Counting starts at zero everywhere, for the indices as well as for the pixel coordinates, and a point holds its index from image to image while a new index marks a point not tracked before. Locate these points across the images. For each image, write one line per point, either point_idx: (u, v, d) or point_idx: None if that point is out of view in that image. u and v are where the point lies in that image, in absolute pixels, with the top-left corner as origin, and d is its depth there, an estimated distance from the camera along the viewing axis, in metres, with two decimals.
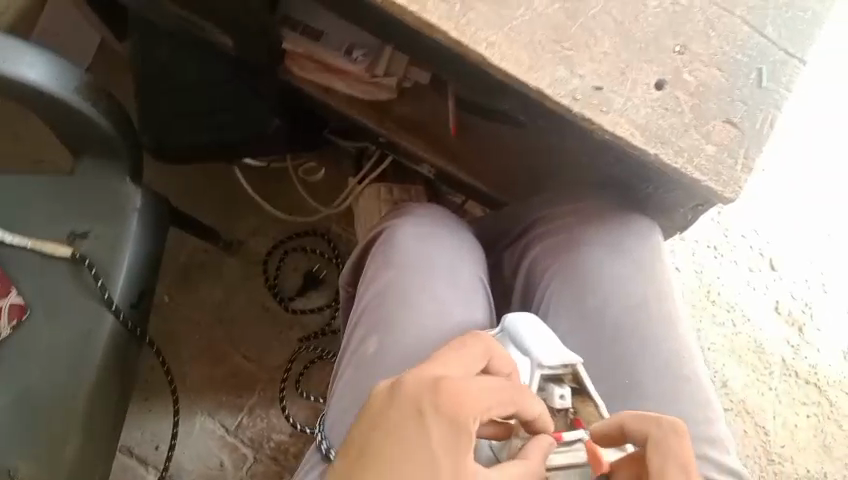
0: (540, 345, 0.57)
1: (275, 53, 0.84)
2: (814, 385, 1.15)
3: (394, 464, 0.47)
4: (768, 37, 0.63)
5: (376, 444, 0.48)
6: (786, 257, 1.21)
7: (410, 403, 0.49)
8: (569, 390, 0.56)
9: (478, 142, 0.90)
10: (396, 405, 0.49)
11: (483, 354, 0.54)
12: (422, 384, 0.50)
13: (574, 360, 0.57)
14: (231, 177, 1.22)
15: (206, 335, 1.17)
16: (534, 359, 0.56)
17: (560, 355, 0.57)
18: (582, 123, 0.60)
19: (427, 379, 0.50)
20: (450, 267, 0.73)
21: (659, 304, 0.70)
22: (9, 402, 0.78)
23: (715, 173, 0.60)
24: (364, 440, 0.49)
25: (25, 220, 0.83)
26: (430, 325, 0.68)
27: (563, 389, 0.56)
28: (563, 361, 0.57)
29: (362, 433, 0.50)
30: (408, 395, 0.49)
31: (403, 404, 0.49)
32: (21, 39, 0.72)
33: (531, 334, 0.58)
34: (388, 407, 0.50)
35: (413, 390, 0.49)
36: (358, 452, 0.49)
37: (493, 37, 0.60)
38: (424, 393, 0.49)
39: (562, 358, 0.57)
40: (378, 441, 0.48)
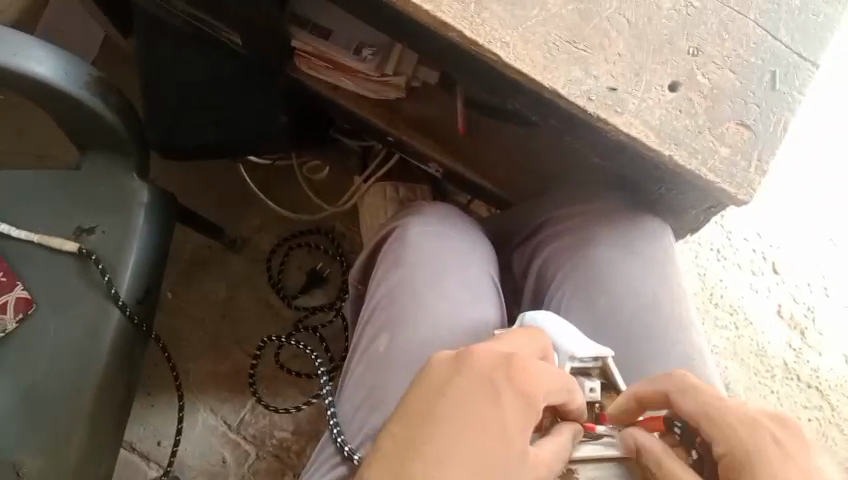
0: (571, 336, 0.58)
1: (284, 49, 0.84)
2: (816, 389, 1.16)
3: (462, 429, 0.47)
4: (781, 40, 0.63)
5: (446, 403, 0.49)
6: (789, 260, 1.21)
7: (482, 373, 0.50)
8: (599, 384, 0.56)
9: (486, 142, 0.90)
10: (467, 373, 0.50)
11: (544, 350, 0.54)
12: (493, 359, 0.50)
13: (606, 354, 0.57)
14: (235, 174, 1.22)
15: (210, 331, 1.17)
16: (564, 352, 0.56)
17: (591, 348, 0.57)
18: (596, 123, 0.60)
19: (498, 354, 0.51)
20: (461, 264, 0.73)
21: (669, 306, 0.70)
22: (16, 395, 0.78)
23: (728, 175, 0.60)
24: (431, 401, 0.49)
25: (33, 214, 0.83)
26: (443, 322, 0.68)
27: (593, 383, 0.56)
28: (595, 353, 0.57)
29: (428, 394, 0.49)
30: (480, 367, 0.50)
31: (473, 375, 0.49)
32: (31, 36, 0.73)
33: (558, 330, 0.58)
34: (457, 374, 0.50)
35: (486, 362, 0.50)
36: (423, 410, 0.49)
37: (508, 37, 0.60)
38: (497, 367, 0.50)
39: (594, 351, 0.57)
40: (448, 402, 0.49)
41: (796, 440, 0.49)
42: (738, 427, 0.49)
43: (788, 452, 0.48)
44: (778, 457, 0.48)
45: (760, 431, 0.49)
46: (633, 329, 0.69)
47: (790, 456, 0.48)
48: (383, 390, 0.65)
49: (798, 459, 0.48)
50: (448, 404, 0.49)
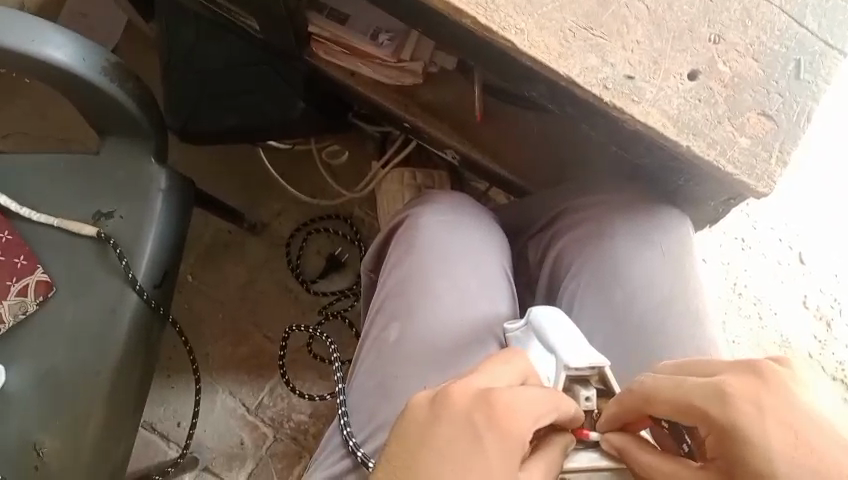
0: (567, 348, 0.56)
1: (300, 35, 0.84)
2: (841, 381, 1.14)
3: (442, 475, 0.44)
4: (808, 28, 0.61)
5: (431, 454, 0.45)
6: (816, 251, 1.19)
7: (463, 416, 0.46)
8: (596, 393, 0.54)
9: (504, 129, 0.89)
10: (448, 416, 0.46)
11: (525, 374, 0.51)
12: (470, 396, 0.47)
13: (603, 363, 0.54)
14: (255, 159, 1.22)
15: (229, 315, 1.18)
16: (560, 361, 0.55)
17: (588, 357, 0.54)
18: (612, 112, 0.59)
19: (475, 391, 0.48)
20: (473, 254, 0.72)
21: (686, 299, 0.69)
22: (36, 377, 0.79)
23: (748, 167, 0.59)
24: (416, 450, 0.46)
25: (52, 198, 0.84)
26: (454, 314, 0.68)
27: (589, 392, 0.54)
28: (591, 363, 0.54)
29: (411, 444, 0.46)
30: (460, 408, 0.47)
31: (453, 417, 0.46)
32: (51, 22, 0.73)
33: (558, 338, 0.58)
34: (436, 421, 0.46)
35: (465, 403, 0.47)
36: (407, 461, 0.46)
37: (523, 23, 0.59)
38: (475, 406, 0.47)
39: (590, 362, 0.54)
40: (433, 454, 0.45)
41: (773, 390, 0.46)
42: (707, 405, 0.47)
43: (769, 409, 0.46)
44: (756, 419, 0.45)
45: (731, 398, 0.46)
46: (647, 323, 0.68)
47: (770, 412, 0.45)
48: (392, 380, 0.65)
49: (782, 414, 0.45)
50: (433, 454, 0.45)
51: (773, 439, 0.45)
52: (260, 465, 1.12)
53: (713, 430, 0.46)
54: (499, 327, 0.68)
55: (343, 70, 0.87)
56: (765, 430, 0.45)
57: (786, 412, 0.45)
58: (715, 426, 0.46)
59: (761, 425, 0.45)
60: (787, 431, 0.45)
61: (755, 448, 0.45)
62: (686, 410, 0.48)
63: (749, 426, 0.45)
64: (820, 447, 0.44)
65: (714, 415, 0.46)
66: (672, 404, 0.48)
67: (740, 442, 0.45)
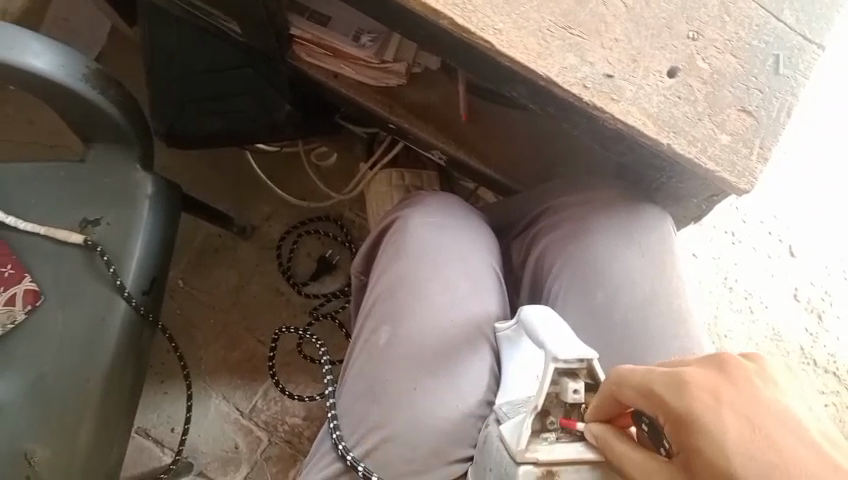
0: (556, 341, 0.54)
1: (283, 38, 0.83)
2: (833, 374, 1.14)
3: None
4: (786, 22, 0.61)
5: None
6: (806, 243, 1.19)
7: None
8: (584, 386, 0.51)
9: (489, 128, 0.89)
10: None
11: None
12: None
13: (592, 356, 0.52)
14: (243, 163, 1.22)
15: (221, 319, 1.17)
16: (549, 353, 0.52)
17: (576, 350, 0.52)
18: (593, 111, 0.59)
19: None
20: (463, 255, 0.72)
21: (669, 297, 0.69)
22: (23, 386, 0.78)
23: (729, 163, 0.59)
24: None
25: (38, 207, 0.84)
26: (445, 317, 0.67)
27: (578, 384, 0.51)
28: (580, 355, 0.52)
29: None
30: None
31: None
32: (30, 30, 0.72)
33: (547, 332, 0.56)
34: None
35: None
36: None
37: (501, 24, 0.58)
38: None
39: (579, 354, 0.52)
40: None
41: (737, 386, 0.45)
42: (666, 392, 0.45)
43: (728, 401, 0.44)
44: (714, 409, 0.44)
45: (690, 388, 0.45)
46: (631, 323, 0.67)
47: (728, 404, 0.44)
48: (383, 384, 0.65)
49: (744, 409, 0.44)
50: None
51: (730, 430, 0.43)
52: (255, 468, 1.11)
53: (670, 420, 0.45)
54: (488, 328, 0.68)
55: (327, 73, 0.87)
56: (723, 419, 0.43)
57: (745, 405, 0.44)
58: (673, 415, 0.45)
59: (718, 416, 0.43)
60: (745, 424, 0.43)
61: (711, 437, 0.43)
62: (647, 397, 0.46)
63: (708, 414, 0.44)
64: (779, 442, 0.42)
65: (673, 404, 0.45)
66: (637, 391, 0.47)
67: (696, 433, 0.43)
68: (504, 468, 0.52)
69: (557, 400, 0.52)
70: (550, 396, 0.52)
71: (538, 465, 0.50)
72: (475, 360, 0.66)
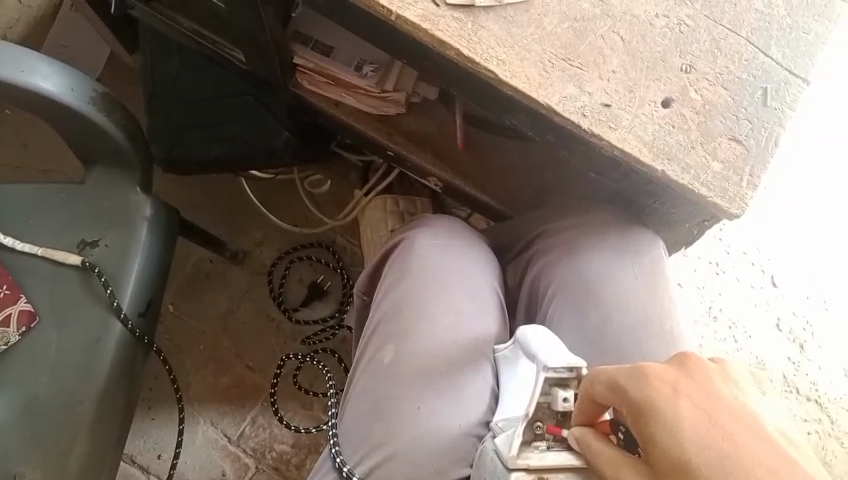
0: (548, 352, 0.59)
1: (286, 67, 0.86)
2: (815, 402, 1.17)
3: None
4: (773, 57, 0.65)
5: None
6: (788, 274, 1.22)
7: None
8: (573, 394, 0.57)
9: (484, 156, 0.91)
10: None
11: None
12: None
13: (580, 365, 0.57)
14: (236, 189, 1.24)
15: (211, 344, 1.18)
16: (540, 362, 0.57)
17: (566, 359, 0.57)
18: (591, 139, 0.61)
19: None
20: (466, 277, 0.73)
21: (662, 319, 0.71)
22: (16, 407, 0.78)
23: (720, 190, 0.61)
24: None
25: (36, 228, 0.84)
26: (449, 338, 0.69)
27: (567, 393, 0.57)
28: (568, 364, 0.57)
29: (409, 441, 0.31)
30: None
31: None
32: (39, 53, 0.74)
33: (538, 344, 0.61)
34: None
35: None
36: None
37: (504, 55, 0.61)
38: None
39: (567, 362, 0.57)
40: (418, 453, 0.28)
41: (697, 383, 0.49)
42: (626, 384, 0.49)
43: (686, 393, 0.48)
44: (671, 399, 0.47)
45: (651, 380, 0.49)
46: (623, 345, 0.69)
47: (686, 395, 0.48)
48: (387, 401, 0.66)
49: (700, 401, 0.48)
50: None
51: (686, 419, 0.46)
52: None
53: (632, 409, 0.49)
54: (490, 348, 0.69)
55: (328, 101, 0.89)
56: (679, 409, 0.47)
57: (700, 397, 0.48)
58: (633, 405, 0.49)
59: (674, 405, 0.47)
60: (701, 415, 0.47)
61: (667, 425, 0.46)
62: (611, 389, 0.50)
63: (665, 403, 0.47)
64: (732, 432, 0.46)
65: (633, 394, 0.49)
66: (605, 387, 0.51)
67: (654, 420, 0.47)
68: (497, 475, 0.57)
69: (549, 411, 0.57)
70: (542, 406, 0.57)
71: (529, 471, 0.55)
72: (476, 379, 0.68)
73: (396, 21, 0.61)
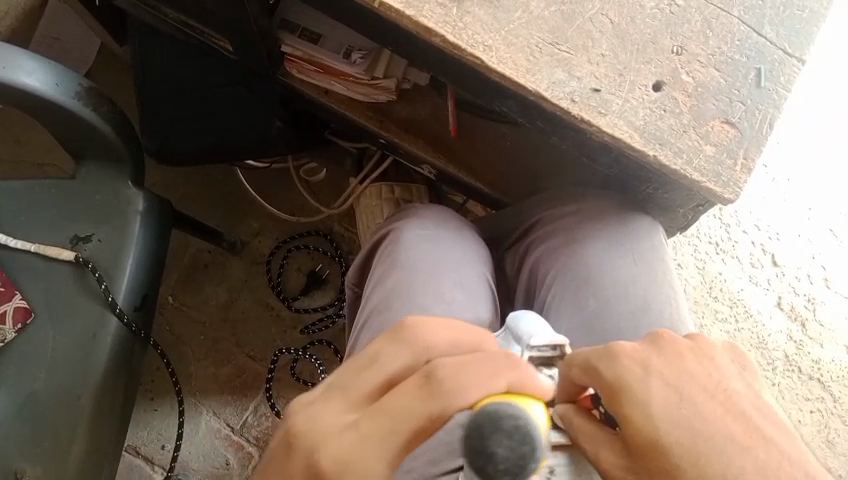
0: (532, 328, 0.56)
1: (273, 56, 0.85)
2: (817, 380, 1.17)
3: (469, 370, 0.43)
4: (766, 37, 0.63)
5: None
6: (790, 252, 1.21)
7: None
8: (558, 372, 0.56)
9: (478, 141, 0.90)
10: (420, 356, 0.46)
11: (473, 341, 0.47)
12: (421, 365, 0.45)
13: (563, 342, 0.56)
14: (232, 179, 1.23)
15: (212, 334, 1.18)
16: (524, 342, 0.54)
17: (549, 337, 0.55)
18: (580, 125, 0.60)
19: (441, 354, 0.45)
20: (455, 268, 0.73)
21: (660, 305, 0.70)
22: (15, 403, 0.78)
23: (713, 174, 0.60)
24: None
25: (28, 225, 0.83)
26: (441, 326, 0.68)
27: (552, 371, 0.55)
28: (552, 343, 0.55)
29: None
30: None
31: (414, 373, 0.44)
32: (22, 48, 0.72)
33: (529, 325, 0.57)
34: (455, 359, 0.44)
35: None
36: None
37: (490, 41, 0.60)
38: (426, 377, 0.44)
39: (551, 341, 0.55)
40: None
41: (667, 360, 0.52)
42: (600, 365, 0.51)
43: (656, 371, 0.51)
44: (643, 379, 0.50)
45: (622, 359, 0.51)
46: (621, 330, 0.68)
47: (656, 374, 0.51)
48: None
49: (670, 379, 0.51)
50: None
51: (658, 397, 0.50)
52: None
53: (604, 390, 0.51)
54: None
55: (318, 89, 0.88)
56: (651, 388, 0.50)
57: (670, 376, 0.51)
58: (607, 384, 0.50)
59: (647, 386, 0.50)
60: (670, 392, 0.50)
61: (641, 403, 0.49)
62: (583, 369, 0.51)
63: (636, 383, 0.50)
64: (701, 410, 0.49)
65: (607, 375, 0.51)
66: (578, 367, 0.52)
67: (627, 400, 0.50)
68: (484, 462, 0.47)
69: None
70: None
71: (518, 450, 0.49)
72: None
73: (379, 7, 0.60)
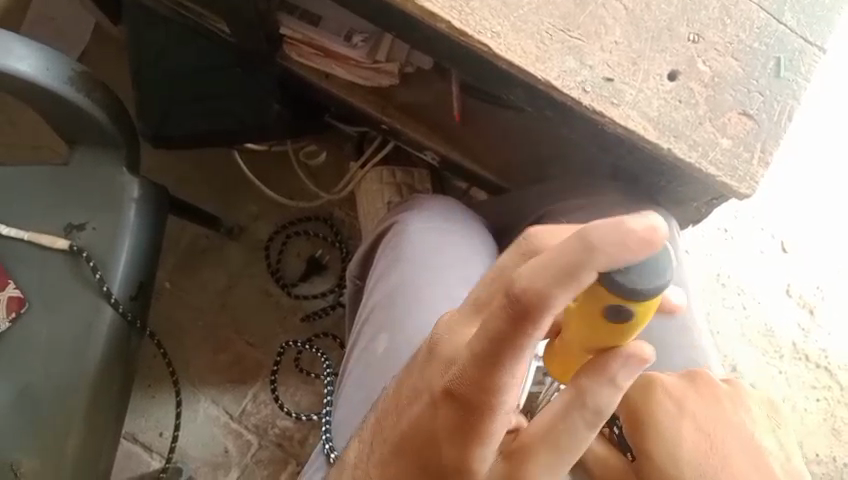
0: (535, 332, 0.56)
1: (272, 38, 0.82)
2: (824, 369, 1.15)
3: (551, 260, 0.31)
4: (786, 25, 0.61)
5: (609, 259, 0.30)
6: (798, 239, 1.19)
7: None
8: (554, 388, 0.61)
9: (482, 128, 0.88)
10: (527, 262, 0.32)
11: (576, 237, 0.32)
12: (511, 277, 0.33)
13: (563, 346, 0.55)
14: (230, 162, 1.20)
15: (211, 320, 1.16)
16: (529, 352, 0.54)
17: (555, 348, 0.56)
18: (592, 116, 0.58)
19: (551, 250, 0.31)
20: (438, 234, 0.74)
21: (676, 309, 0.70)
22: (10, 395, 0.76)
23: (729, 168, 0.58)
24: (540, 302, 0.31)
25: (20, 212, 0.81)
26: (422, 296, 0.69)
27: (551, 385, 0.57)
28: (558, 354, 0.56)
29: (608, 237, 0.29)
30: (387, 477, 0.43)
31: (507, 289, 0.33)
32: (9, 30, 0.69)
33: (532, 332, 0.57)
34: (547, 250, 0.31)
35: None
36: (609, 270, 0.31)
37: (498, 27, 0.57)
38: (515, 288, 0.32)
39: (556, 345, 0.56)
40: (577, 257, 0.30)
41: (702, 397, 0.52)
42: (634, 392, 0.51)
43: (690, 413, 0.50)
44: (675, 417, 0.49)
45: (659, 390, 0.51)
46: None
47: (690, 416, 0.50)
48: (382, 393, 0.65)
49: (702, 421, 0.50)
50: (563, 294, 0.30)
51: (686, 443, 0.48)
52: (246, 472, 1.10)
53: (631, 422, 0.50)
54: None
55: (318, 73, 0.85)
56: (681, 430, 0.49)
57: (703, 418, 0.50)
58: (636, 414, 0.50)
59: (677, 425, 0.49)
60: (701, 437, 0.49)
61: (667, 444, 0.48)
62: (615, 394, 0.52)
63: (668, 423, 0.49)
64: (731, 460, 0.48)
65: (639, 405, 0.51)
66: None
67: (655, 437, 0.49)
68: None
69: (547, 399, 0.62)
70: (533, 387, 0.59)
71: None
72: None
73: None
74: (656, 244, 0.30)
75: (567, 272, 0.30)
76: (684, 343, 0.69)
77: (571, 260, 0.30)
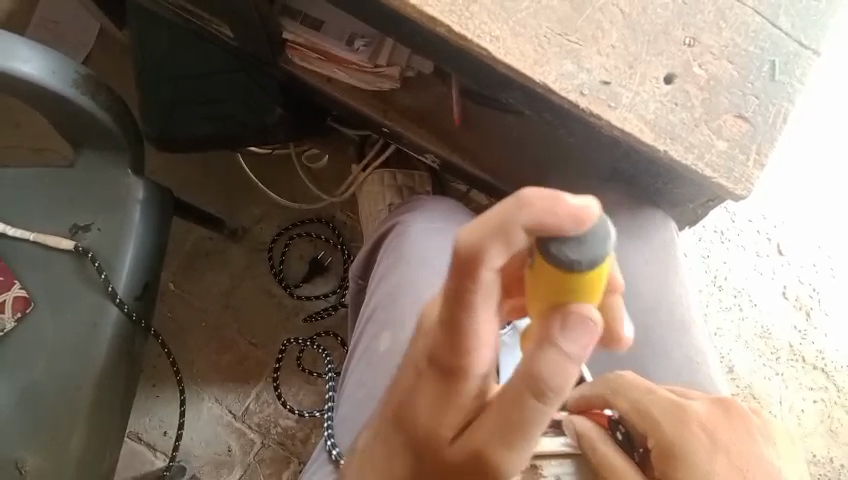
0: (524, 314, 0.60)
1: (275, 42, 0.84)
2: (822, 371, 1.15)
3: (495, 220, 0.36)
4: (781, 28, 0.62)
5: (539, 215, 0.34)
6: (796, 240, 1.20)
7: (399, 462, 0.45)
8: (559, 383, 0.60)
9: (482, 130, 0.89)
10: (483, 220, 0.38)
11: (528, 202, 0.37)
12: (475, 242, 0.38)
13: None
14: (233, 164, 1.21)
15: (214, 321, 1.17)
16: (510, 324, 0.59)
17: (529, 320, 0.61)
18: (588, 118, 0.59)
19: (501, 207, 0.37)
20: (439, 237, 0.75)
21: (675, 309, 0.71)
22: (16, 392, 0.77)
23: (725, 170, 0.59)
24: (478, 248, 0.36)
25: (27, 214, 0.82)
26: (422, 297, 0.71)
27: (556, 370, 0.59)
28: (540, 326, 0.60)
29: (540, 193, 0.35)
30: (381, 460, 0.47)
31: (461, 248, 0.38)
32: (16, 34, 0.70)
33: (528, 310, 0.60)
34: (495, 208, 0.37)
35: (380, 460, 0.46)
36: (544, 237, 0.35)
37: (497, 31, 0.58)
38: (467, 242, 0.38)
39: None
40: (508, 212, 0.35)
41: (737, 430, 0.50)
42: (665, 419, 0.50)
43: (724, 448, 0.49)
44: (709, 452, 0.48)
45: (690, 422, 0.50)
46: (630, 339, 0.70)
47: (724, 451, 0.49)
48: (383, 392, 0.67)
49: (736, 459, 0.49)
50: (494, 243, 0.36)
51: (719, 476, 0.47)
52: (249, 471, 1.11)
53: (659, 447, 0.49)
54: None
55: (320, 76, 0.86)
56: (714, 469, 0.48)
57: (735, 452, 0.49)
58: (663, 441, 0.49)
59: (711, 461, 0.48)
60: (734, 473, 0.48)
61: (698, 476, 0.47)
62: (643, 419, 0.51)
63: (701, 458, 0.48)
64: None
65: (668, 431, 0.49)
66: (636, 412, 0.51)
67: (685, 464, 0.48)
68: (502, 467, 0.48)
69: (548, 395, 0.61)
70: None
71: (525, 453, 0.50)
72: None
73: None
74: (583, 221, 0.34)
75: (498, 228, 0.35)
76: (682, 343, 0.70)
77: (503, 215, 0.35)
